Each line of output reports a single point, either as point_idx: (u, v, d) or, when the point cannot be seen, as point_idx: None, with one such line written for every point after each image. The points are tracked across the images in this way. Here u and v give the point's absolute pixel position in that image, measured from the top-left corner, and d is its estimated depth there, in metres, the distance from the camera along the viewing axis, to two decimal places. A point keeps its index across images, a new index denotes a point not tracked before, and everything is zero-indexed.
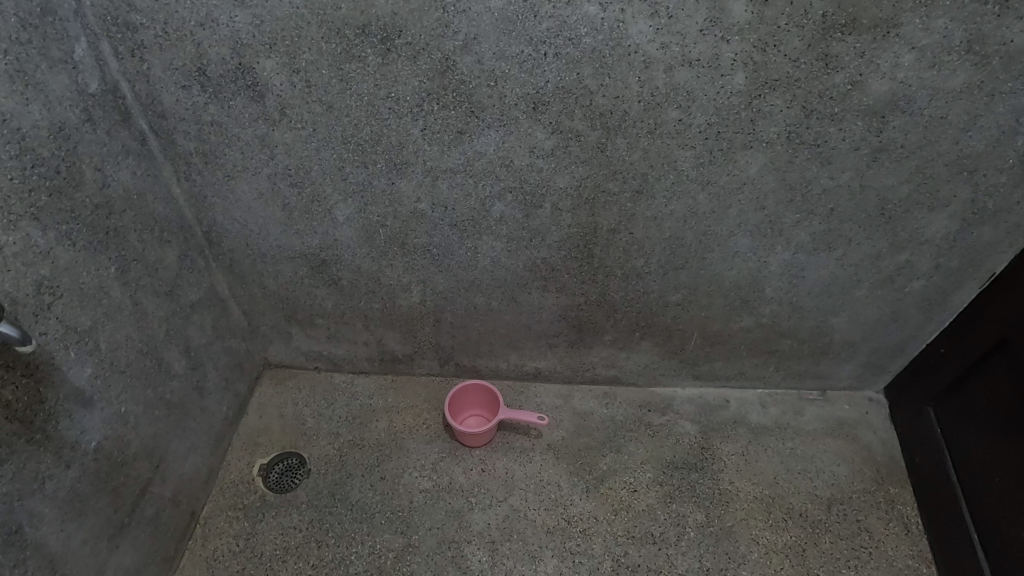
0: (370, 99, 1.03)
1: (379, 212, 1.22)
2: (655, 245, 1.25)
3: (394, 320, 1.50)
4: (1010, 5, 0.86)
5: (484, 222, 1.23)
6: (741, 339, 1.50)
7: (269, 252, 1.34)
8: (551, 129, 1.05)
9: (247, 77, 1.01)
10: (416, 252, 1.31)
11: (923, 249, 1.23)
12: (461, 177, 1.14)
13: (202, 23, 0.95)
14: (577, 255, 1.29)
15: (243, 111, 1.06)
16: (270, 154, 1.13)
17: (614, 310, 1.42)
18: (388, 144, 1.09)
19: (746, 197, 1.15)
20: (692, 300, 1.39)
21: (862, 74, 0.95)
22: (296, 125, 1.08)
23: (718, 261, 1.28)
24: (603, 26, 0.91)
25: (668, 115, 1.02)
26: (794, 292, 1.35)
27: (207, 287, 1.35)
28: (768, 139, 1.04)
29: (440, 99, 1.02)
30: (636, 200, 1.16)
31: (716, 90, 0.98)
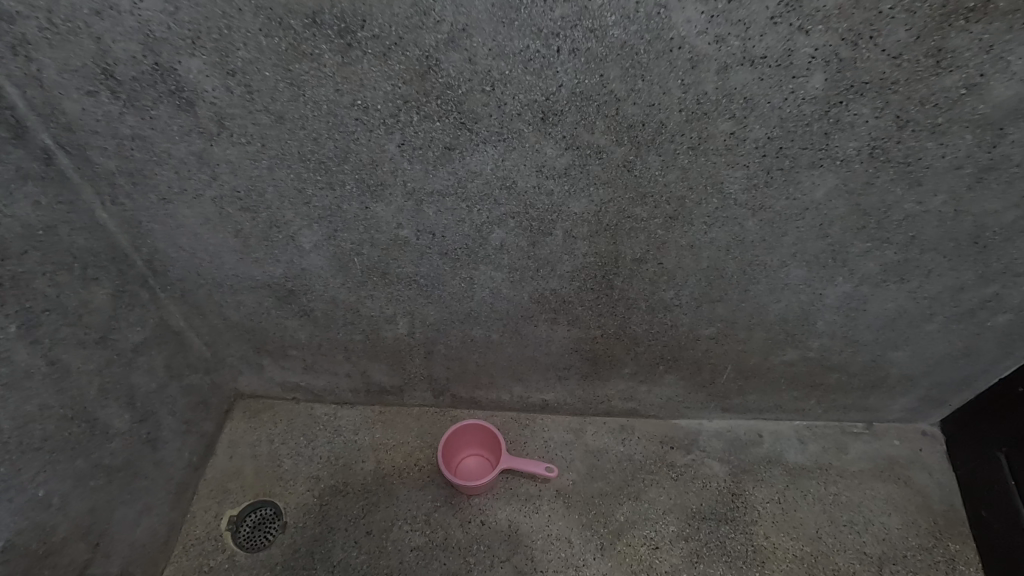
0: (331, 108, 0.80)
1: (351, 238, 1.00)
2: (688, 276, 1.03)
3: (379, 352, 1.30)
4: None
5: (481, 252, 1.01)
6: (782, 373, 1.29)
7: (226, 282, 1.13)
8: (564, 145, 0.82)
9: (170, 81, 0.78)
10: (400, 283, 1.09)
11: (1019, 282, 1.00)
12: (452, 202, 0.92)
13: (100, 12, 0.71)
14: (593, 287, 1.07)
15: (171, 123, 0.83)
16: (212, 173, 0.91)
17: (634, 344, 1.22)
18: (358, 161, 0.87)
19: (806, 223, 0.92)
20: (727, 334, 1.18)
21: (984, 76, 0.71)
22: (241, 139, 0.85)
23: (763, 294, 1.07)
24: (637, 12, 0.67)
25: (717, 126, 0.78)
26: (851, 326, 1.13)
27: (157, 322, 1.15)
28: (844, 156, 0.81)
29: (420, 107, 0.79)
30: (669, 227, 0.94)
31: (784, 96, 0.74)
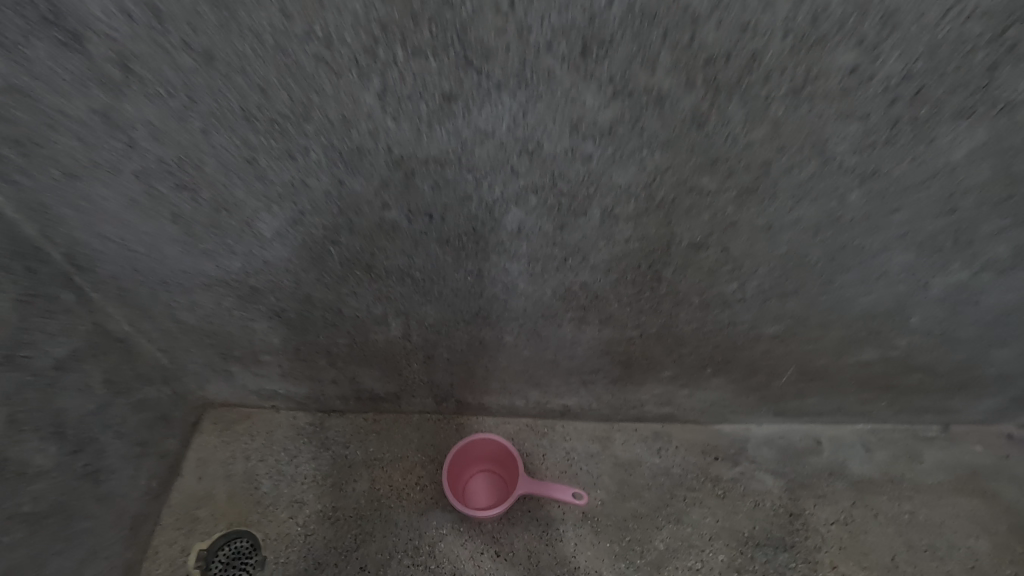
0: (277, 41, 0.56)
1: (322, 221, 0.77)
2: (757, 265, 0.81)
3: (369, 357, 1.08)
4: None
5: (494, 239, 0.78)
6: (853, 374, 1.08)
7: (172, 279, 0.90)
8: (609, 91, 0.58)
9: (40, 4, 0.53)
10: (390, 279, 0.87)
11: None
12: (455, 173, 0.69)
13: None
14: (634, 279, 0.84)
15: (56, 67, 0.59)
16: (127, 140, 0.67)
17: (678, 344, 1.00)
18: (324, 120, 0.63)
19: (929, 195, 0.69)
20: (795, 332, 0.96)
21: None
22: (158, 91, 0.61)
23: (850, 285, 0.84)
24: None
25: (835, 59, 0.54)
26: (953, 321, 0.91)
27: (90, 330, 0.93)
28: (1009, 100, 0.57)
29: (406, 38, 0.54)
30: (744, 202, 0.71)
31: (945, 8, 0.50)
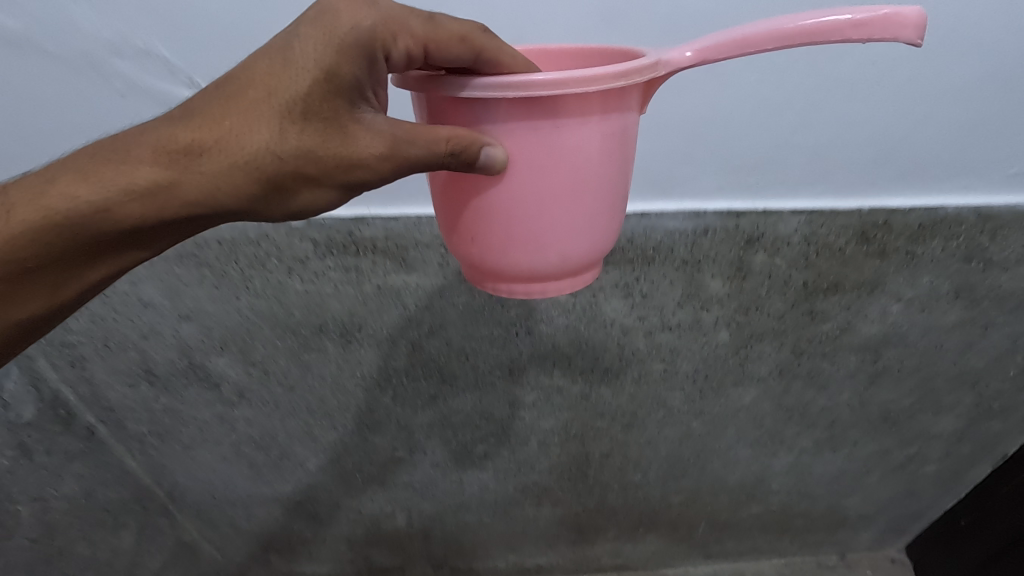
0: (230, 290, 0.66)
1: (304, 394, 0.78)
2: (673, 369, 0.76)
3: (393, 498, 0.97)
4: (960, 123, 0.57)
5: (462, 430, 0.83)
6: (1018, 434, 0.91)
7: (175, 321, 0.69)
8: (564, 298, 0.69)
9: (150, 318, 0.69)
10: (381, 420, 0.82)
11: (959, 407, 0.85)
12: (442, 353, 0.74)
13: (145, 335, 0.70)
14: (723, 344, 0.74)
15: (106, 356, 0.73)
16: (221, 406, 0.80)
17: (783, 423, 0.86)
18: (236, 250, 0.63)
19: (775, 310, 0.71)
20: (826, 441, 0.89)
21: (762, 229, 0.63)
22: (220, 384, 0.76)
23: (1018, 257, 0.67)
24: (296, 239, 0.62)
25: (636, 295, 0.68)
26: (830, 417, 0.85)
27: (27, 352, 0.70)
28: (787, 303, 0.70)
29: (316, 277, 0.65)
30: (795, 300, 0.70)
31: (681, 268, 0.66)
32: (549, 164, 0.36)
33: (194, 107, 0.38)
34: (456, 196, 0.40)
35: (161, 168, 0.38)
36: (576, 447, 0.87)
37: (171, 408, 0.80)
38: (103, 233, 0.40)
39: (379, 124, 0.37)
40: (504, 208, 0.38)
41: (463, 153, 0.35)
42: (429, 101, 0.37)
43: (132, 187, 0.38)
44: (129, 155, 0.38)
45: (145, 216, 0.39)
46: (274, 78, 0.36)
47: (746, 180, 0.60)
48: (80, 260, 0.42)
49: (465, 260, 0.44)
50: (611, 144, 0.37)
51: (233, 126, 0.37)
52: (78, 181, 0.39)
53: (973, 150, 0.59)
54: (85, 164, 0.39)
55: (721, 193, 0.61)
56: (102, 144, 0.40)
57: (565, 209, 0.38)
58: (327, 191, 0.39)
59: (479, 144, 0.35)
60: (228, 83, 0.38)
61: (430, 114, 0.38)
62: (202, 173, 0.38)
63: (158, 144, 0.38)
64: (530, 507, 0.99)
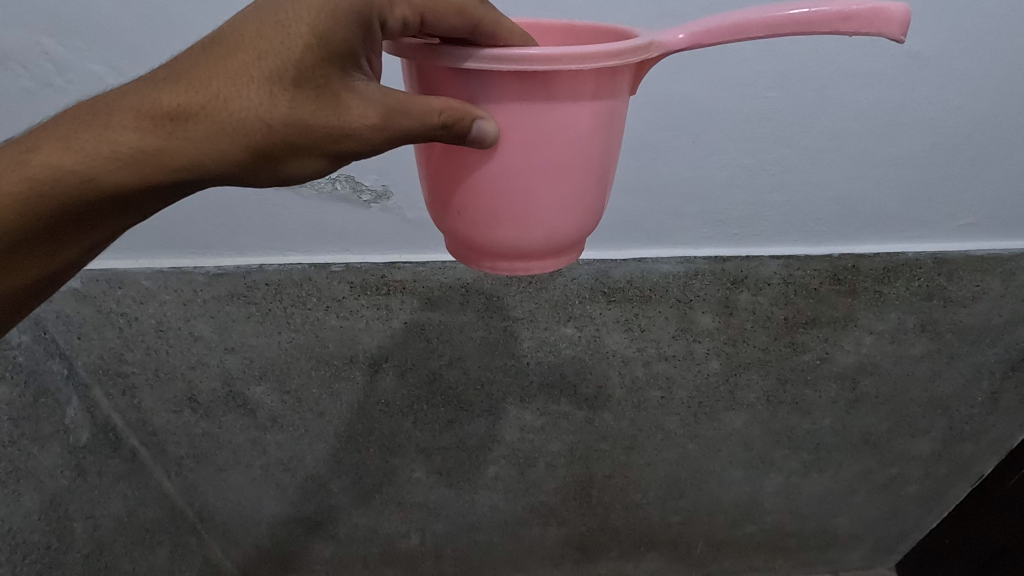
0: (274, 324, 0.75)
1: (333, 420, 0.85)
2: (669, 397, 0.84)
3: (408, 518, 1.01)
4: (907, 181, 0.66)
5: (475, 453, 0.90)
6: (990, 456, 0.96)
7: (222, 353, 0.78)
8: (570, 333, 0.77)
9: (198, 348, 0.77)
10: (401, 443, 0.89)
11: (933, 430, 0.91)
12: (459, 381, 0.81)
13: (192, 365, 0.79)
14: (714, 372, 0.82)
15: (154, 385, 0.81)
16: (255, 432, 0.87)
17: (771, 445, 0.92)
18: (282, 291, 0.73)
19: (760, 342, 0.79)
20: (814, 463, 0.96)
21: (745, 272, 0.72)
22: (256, 411, 0.84)
23: (974, 295, 0.76)
24: (334, 281, 0.72)
25: (633, 330, 0.77)
26: (815, 441, 0.92)
27: (85, 382, 0.79)
28: (770, 336, 0.78)
29: (350, 312, 0.74)
30: (777, 333, 0.78)
31: (674, 304, 0.75)
32: (537, 139, 0.34)
33: (180, 67, 0.34)
34: (442, 168, 0.38)
35: (141, 133, 0.33)
36: (580, 468, 0.93)
37: (208, 433, 0.86)
38: (74, 209, 0.35)
39: (374, 92, 0.34)
40: (490, 182, 0.36)
41: (458, 125, 0.33)
42: (424, 72, 0.35)
43: (106, 155, 0.33)
44: (107, 118, 0.33)
45: (123, 185, 0.34)
46: (266, 38, 0.32)
47: (729, 231, 0.70)
48: (49, 244, 0.38)
49: (448, 236, 0.41)
50: (600, 124, 0.36)
51: (221, 89, 0.33)
52: (48, 146, 0.34)
53: (922, 201, 0.68)
54: (56, 129, 0.34)
55: (708, 242, 0.71)
56: (75, 110, 0.35)
57: (553, 181, 0.36)
58: (318, 159, 0.36)
59: (473, 117, 0.33)
60: (215, 41, 0.33)
61: (425, 85, 0.36)
62: (187, 140, 0.33)
63: (138, 107, 0.33)
64: (537, 527, 1.04)
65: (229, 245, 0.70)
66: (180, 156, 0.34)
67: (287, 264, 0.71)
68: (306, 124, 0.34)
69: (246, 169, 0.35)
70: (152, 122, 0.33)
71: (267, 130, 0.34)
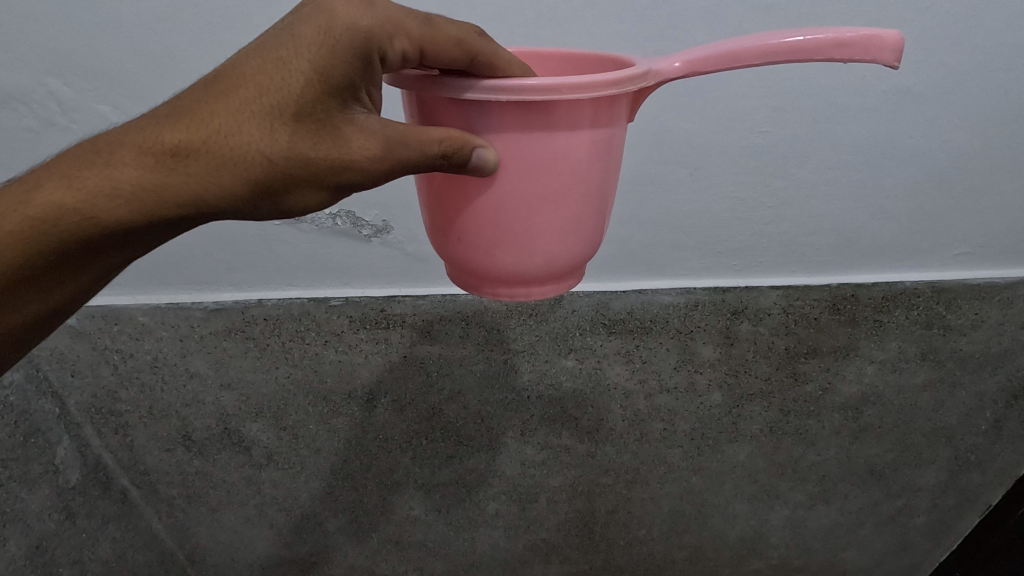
0: (273, 360, 0.75)
1: (329, 456, 0.84)
2: (672, 430, 0.83)
3: (406, 558, 0.98)
4: (901, 211, 0.67)
5: (475, 489, 0.88)
6: (997, 486, 0.95)
7: (218, 390, 0.77)
8: (571, 365, 0.76)
9: (194, 385, 0.76)
10: (399, 480, 0.87)
11: (937, 461, 0.90)
12: (460, 416, 0.80)
13: (188, 403, 0.78)
14: (716, 404, 0.81)
15: (148, 424, 0.79)
16: (250, 471, 0.85)
17: (776, 478, 0.91)
18: (282, 326, 0.72)
19: (763, 373, 0.78)
20: (819, 496, 0.94)
21: (745, 303, 0.72)
22: (251, 449, 0.82)
23: (973, 324, 0.76)
24: (335, 315, 0.71)
25: (635, 362, 0.76)
26: (820, 473, 0.90)
27: (76, 421, 0.78)
28: (772, 367, 0.78)
29: (349, 346, 0.74)
30: (779, 364, 0.78)
31: (675, 335, 0.74)
32: (535, 168, 0.34)
33: (182, 104, 0.34)
34: (441, 194, 0.37)
35: (143, 168, 0.33)
36: (583, 503, 0.91)
37: (202, 472, 0.84)
38: (75, 246, 0.35)
39: (374, 124, 0.34)
40: (488, 211, 0.35)
41: (456, 155, 0.32)
42: (423, 101, 0.35)
43: (106, 193, 0.33)
44: (110, 155, 0.33)
45: (124, 221, 0.34)
46: (267, 74, 0.32)
47: (728, 262, 0.70)
48: (48, 282, 0.37)
49: (448, 260, 0.40)
50: (599, 151, 0.35)
51: (221, 126, 0.33)
52: (49, 183, 0.34)
53: (918, 231, 0.69)
54: (59, 166, 0.34)
55: (708, 274, 0.71)
56: (80, 146, 0.35)
57: (552, 209, 0.35)
58: (319, 193, 0.35)
59: (471, 146, 0.32)
60: (217, 79, 0.33)
61: (424, 115, 0.35)
62: (187, 176, 0.33)
63: (141, 143, 0.33)
64: (540, 567, 1.01)
65: (229, 281, 0.70)
66: (178, 192, 0.34)
67: (289, 299, 0.71)
68: (304, 157, 0.33)
69: (245, 202, 0.35)
70: (152, 159, 0.33)
71: (265, 164, 0.33)
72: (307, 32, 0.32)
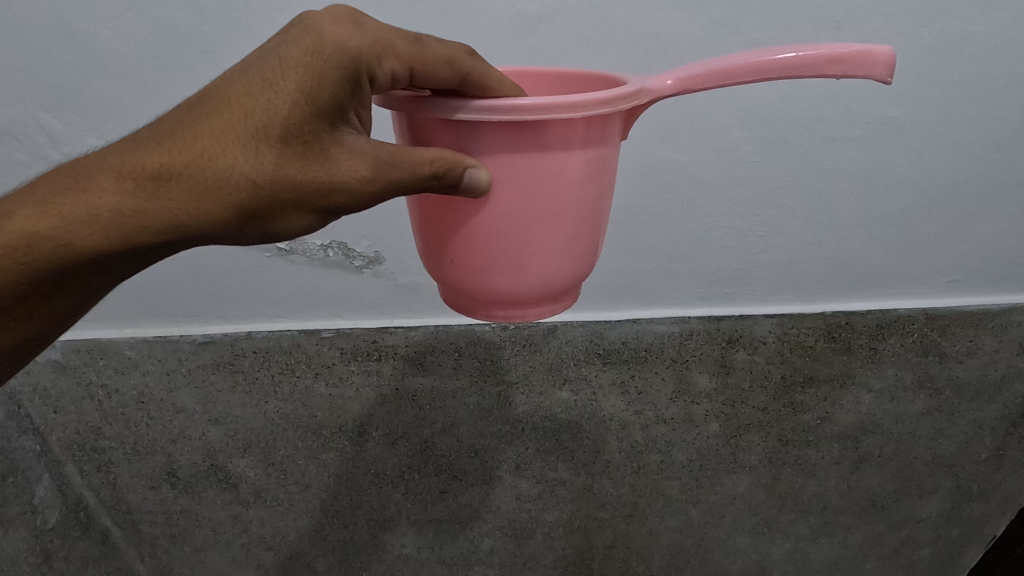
0: (262, 394, 0.73)
1: (319, 493, 0.81)
2: (669, 461, 0.82)
3: None
4: (889, 239, 0.68)
5: (469, 525, 0.85)
6: (1001, 516, 0.93)
7: (205, 425, 0.75)
8: (566, 396, 0.75)
9: (180, 420, 0.74)
10: (391, 516, 0.84)
11: (939, 490, 0.89)
12: (453, 449, 0.79)
13: (174, 438, 0.76)
14: (714, 435, 0.80)
15: (132, 461, 0.77)
16: (237, 509, 0.82)
17: (777, 510, 0.89)
18: (271, 359, 0.71)
19: (760, 401, 0.77)
20: (821, 528, 0.92)
21: (740, 332, 0.72)
22: (238, 486, 0.80)
23: (968, 351, 0.75)
24: (326, 347, 0.70)
25: (631, 391, 0.75)
26: (821, 504, 0.89)
27: (57, 459, 0.76)
28: (769, 396, 0.77)
29: (340, 378, 0.72)
30: (776, 393, 0.77)
31: (670, 365, 0.74)
32: (529, 188, 0.33)
33: (163, 128, 0.34)
34: (434, 216, 0.37)
35: (122, 194, 0.33)
36: (580, 539, 0.89)
37: (187, 510, 0.82)
38: (50, 273, 0.34)
39: (363, 145, 0.34)
40: (481, 232, 0.35)
41: (447, 176, 0.32)
42: (414, 122, 0.34)
43: (84, 218, 0.33)
44: (88, 181, 0.33)
45: (102, 247, 0.34)
46: (252, 96, 0.32)
47: (721, 291, 0.70)
48: (20, 313, 0.36)
49: (442, 282, 0.40)
50: (592, 171, 0.35)
51: (204, 149, 0.33)
52: (22, 211, 0.33)
53: (907, 258, 0.69)
54: (34, 193, 0.34)
55: (701, 303, 0.71)
56: (57, 172, 0.35)
57: (545, 229, 0.35)
58: (306, 215, 0.35)
59: (463, 166, 0.32)
60: (200, 102, 0.33)
61: (415, 136, 0.35)
62: (168, 200, 0.33)
63: (120, 168, 0.33)
64: None
65: (218, 313, 0.69)
66: (159, 216, 0.33)
67: (279, 331, 0.70)
68: (289, 178, 0.33)
69: (228, 225, 0.34)
70: (132, 183, 0.33)
71: (250, 186, 0.33)
72: (293, 53, 0.32)
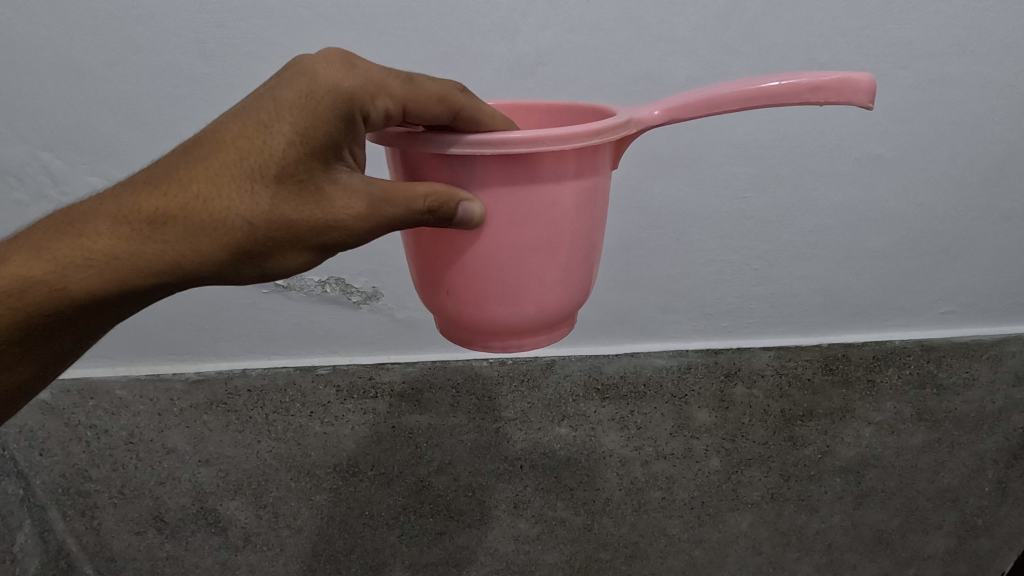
0: (253, 433, 0.72)
1: (311, 536, 0.79)
2: (669, 499, 0.80)
3: None
4: (880, 271, 0.69)
5: (466, 569, 0.83)
6: (1009, 552, 0.91)
7: (196, 466, 0.73)
8: (565, 433, 0.74)
9: (169, 461, 0.72)
10: (386, 561, 0.81)
11: (943, 525, 0.88)
12: (451, 488, 0.77)
13: (162, 480, 0.74)
14: (715, 471, 0.79)
15: (118, 506, 0.75)
16: (226, 556, 0.79)
17: (781, 549, 0.87)
18: (266, 397, 0.70)
19: (760, 435, 0.77)
20: (827, 567, 0.90)
21: (739, 365, 0.72)
22: (227, 530, 0.77)
23: (966, 382, 0.76)
24: (322, 384, 0.70)
25: (629, 426, 0.74)
26: (827, 541, 0.87)
27: (41, 504, 0.74)
28: (769, 429, 0.76)
29: (334, 414, 0.71)
30: (776, 427, 0.76)
31: (669, 399, 0.73)
32: (523, 220, 0.34)
33: (159, 171, 0.34)
34: (430, 250, 0.37)
35: (118, 238, 0.33)
36: None
37: (173, 557, 0.79)
38: (43, 318, 0.34)
39: (357, 183, 0.34)
40: (477, 265, 0.35)
41: (441, 210, 0.32)
42: (408, 157, 0.35)
43: (80, 261, 0.33)
44: (84, 226, 0.33)
45: (96, 291, 0.34)
46: (247, 138, 0.33)
47: (718, 324, 0.71)
48: (7, 359, 0.36)
49: (438, 315, 0.40)
50: (584, 201, 0.35)
51: (201, 192, 0.33)
52: (16, 256, 0.33)
53: (900, 289, 0.70)
54: (29, 239, 0.34)
55: (698, 337, 0.71)
56: (51, 217, 0.35)
57: (541, 259, 0.35)
58: (302, 253, 0.35)
59: (457, 200, 0.32)
60: (196, 146, 0.34)
61: (409, 170, 0.35)
62: (164, 243, 0.33)
63: (116, 213, 0.33)
64: None
65: (213, 350, 0.68)
66: (154, 258, 0.33)
67: (275, 367, 0.69)
68: (284, 217, 0.33)
69: (223, 266, 0.34)
70: (128, 226, 0.33)
71: (245, 226, 0.33)
72: (286, 95, 0.33)
